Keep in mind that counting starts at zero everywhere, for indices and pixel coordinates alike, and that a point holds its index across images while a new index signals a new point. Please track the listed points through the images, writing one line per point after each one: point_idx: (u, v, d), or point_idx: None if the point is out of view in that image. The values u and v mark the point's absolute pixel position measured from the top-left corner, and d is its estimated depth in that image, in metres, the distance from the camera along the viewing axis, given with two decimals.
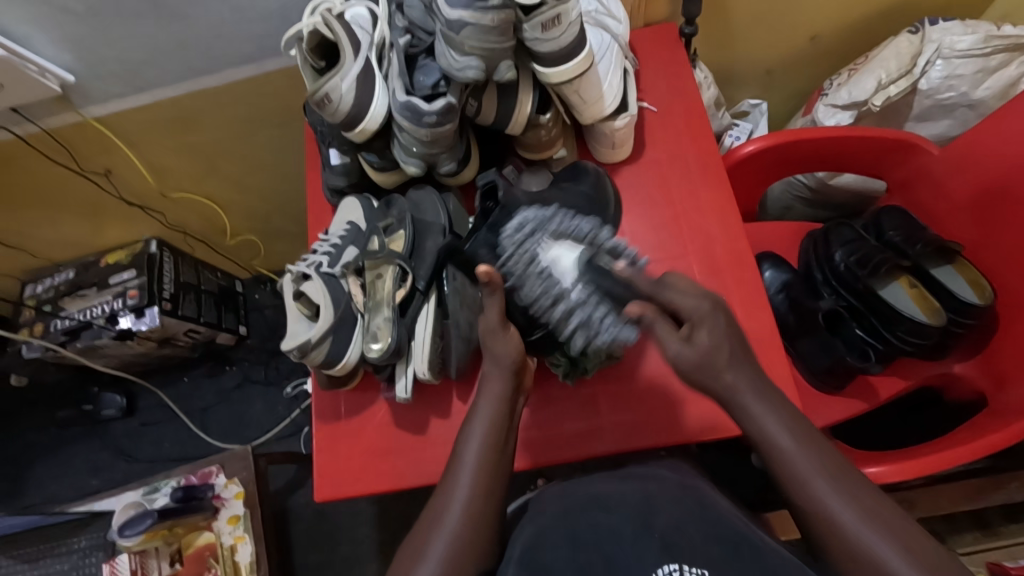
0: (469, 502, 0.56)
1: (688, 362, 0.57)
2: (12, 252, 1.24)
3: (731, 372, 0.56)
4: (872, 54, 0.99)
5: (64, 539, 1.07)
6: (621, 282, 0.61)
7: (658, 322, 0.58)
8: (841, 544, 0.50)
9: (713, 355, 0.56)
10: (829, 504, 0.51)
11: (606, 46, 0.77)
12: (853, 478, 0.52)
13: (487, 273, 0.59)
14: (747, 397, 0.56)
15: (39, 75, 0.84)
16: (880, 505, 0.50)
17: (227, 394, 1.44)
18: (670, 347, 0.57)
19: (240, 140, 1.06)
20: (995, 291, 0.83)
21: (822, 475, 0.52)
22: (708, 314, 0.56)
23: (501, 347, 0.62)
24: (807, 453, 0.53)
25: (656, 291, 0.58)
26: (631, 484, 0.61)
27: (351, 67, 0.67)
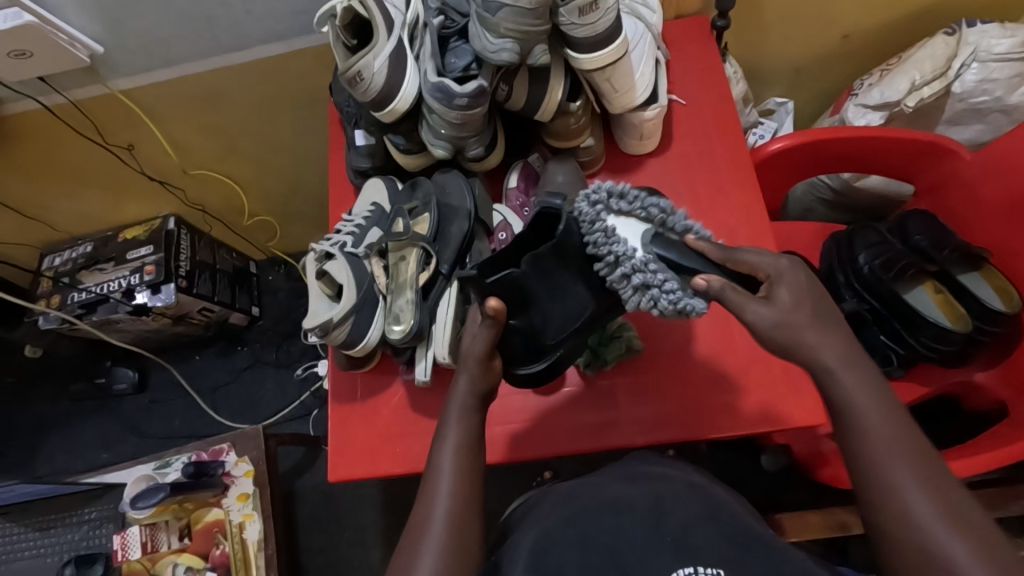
0: (452, 508, 0.52)
1: (770, 331, 0.50)
2: (32, 223, 1.24)
3: (820, 338, 0.49)
4: (907, 55, 0.98)
5: (75, 509, 1.08)
6: (696, 253, 0.57)
7: (730, 289, 0.52)
8: (914, 543, 0.44)
9: (785, 322, 0.50)
10: (906, 496, 0.45)
11: (640, 35, 0.77)
12: (936, 468, 0.46)
13: (495, 309, 0.56)
14: (829, 358, 0.49)
15: (69, 44, 0.84)
16: (961, 500, 0.45)
17: (239, 374, 1.45)
18: (750, 309, 0.51)
19: (263, 119, 1.06)
20: (1022, 300, 0.83)
21: (905, 459, 0.46)
22: (788, 271, 0.51)
23: (479, 374, 0.58)
24: (892, 428, 0.47)
25: (730, 258, 0.54)
26: (644, 484, 0.59)
27: (384, 46, 0.67)
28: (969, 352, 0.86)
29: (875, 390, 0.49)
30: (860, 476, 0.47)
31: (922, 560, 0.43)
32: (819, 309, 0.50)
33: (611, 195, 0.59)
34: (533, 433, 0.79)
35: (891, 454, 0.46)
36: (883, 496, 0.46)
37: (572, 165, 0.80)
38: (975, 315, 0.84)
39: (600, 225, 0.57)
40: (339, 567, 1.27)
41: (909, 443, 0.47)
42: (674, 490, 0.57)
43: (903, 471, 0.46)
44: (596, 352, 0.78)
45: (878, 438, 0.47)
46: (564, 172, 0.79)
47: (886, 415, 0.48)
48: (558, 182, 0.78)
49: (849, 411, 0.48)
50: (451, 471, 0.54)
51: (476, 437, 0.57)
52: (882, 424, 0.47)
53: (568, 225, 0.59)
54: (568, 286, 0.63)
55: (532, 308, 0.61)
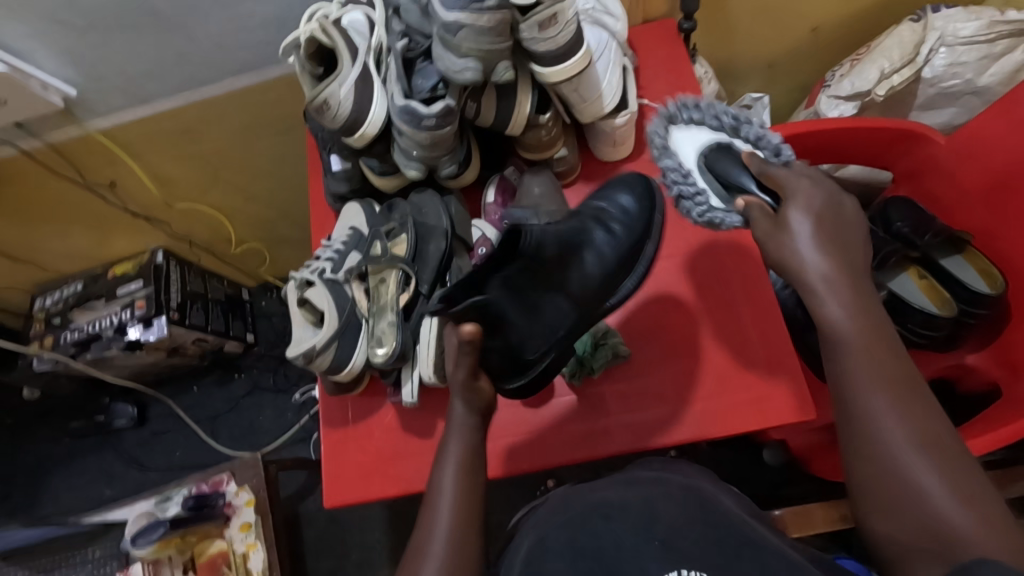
0: (452, 528, 0.52)
1: (777, 250, 0.51)
2: (21, 266, 1.25)
3: (819, 264, 0.49)
4: (875, 44, 0.98)
5: (78, 549, 1.07)
6: (747, 167, 0.59)
7: (758, 210, 0.53)
8: (889, 470, 0.45)
9: (795, 244, 0.50)
10: (884, 425, 0.46)
11: (604, 44, 0.77)
12: (915, 398, 0.46)
13: (473, 334, 0.55)
14: (823, 280, 0.49)
15: (42, 89, 0.85)
16: (937, 430, 0.45)
17: (238, 402, 1.45)
18: (787, 235, 0.50)
19: (243, 149, 1.07)
20: (1006, 281, 0.83)
21: (887, 387, 0.46)
22: (805, 195, 0.51)
23: (472, 395, 0.58)
24: (875, 354, 0.47)
25: (763, 171, 0.56)
26: (636, 488, 0.58)
27: (349, 72, 0.67)
28: (959, 334, 0.86)
29: (866, 314, 0.48)
30: (838, 396, 0.48)
31: (900, 489, 0.44)
32: (823, 233, 0.50)
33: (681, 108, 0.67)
34: (527, 446, 0.79)
35: (871, 381, 0.47)
36: (858, 420, 0.47)
37: (546, 175, 0.81)
38: (960, 298, 0.84)
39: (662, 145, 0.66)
40: None
41: (903, 392, 0.46)
42: (665, 492, 0.56)
43: (895, 415, 0.46)
44: (581, 362, 0.78)
45: (861, 366, 0.47)
46: (539, 183, 0.80)
47: (869, 342, 0.48)
48: (534, 195, 0.79)
49: (839, 335, 0.48)
50: (453, 490, 0.54)
51: (477, 454, 0.57)
52: (864, 349, 0.48)
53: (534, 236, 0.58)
54: (535, 293, 0.63)
55: (508, 330, 0.61)
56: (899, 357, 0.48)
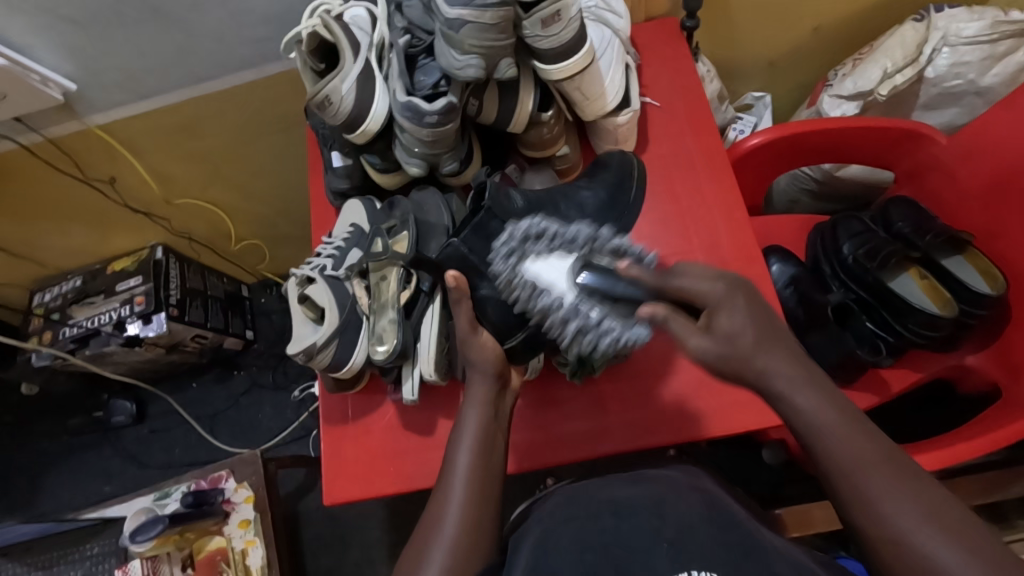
0: (462, 513, 0.55)
1: (713, 356, 0.51)
2: (19, 262, 1.24)
3: (765, 363, 0.51)
4: (878, 43, 0.98)
5: (76, 546, 1.07)
6: (634, 280, 0.56)
7: (674, 317, 0.52)
8: (901, 556, 0.46)
9: (736, 342, 0.51)
10: (887, 512, 0.47)
11: (607, 42, 0.77)
12: (907, 468, 0.48)
13: (455, 277, 0.60)
14: (784, 379, 0.51)
15: (41, 84, 0.84)
16: (938, 501, 0.46)
17: (237, 399, 1.45)
18: (692, 341, 0.52)
19: (243, 145, 1.06)
20: (1007, 280, 0.82)
21: (879, 470, 0.48)
22: (726, 297, 0.51)
23: (477, 356, 0.62)
24: (857, 437, 0.49)
25: (662, 285, 0.54)
26: (644, 487, 0.58)
27: (351, 68, 0.67)
28: (959, 336, 0.85)
29: (830, 401, 0.50)
30: (833, 486, 0.50)
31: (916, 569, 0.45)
32: (765, 332, 0.51)
33: (526, 236, 0.62)
34: (528, 445, 0.78)
35: (862, 464, 0.48)
36: (855, 509, 0.48)
37: (548, 174, 0.82)
38: (962, 299, 0.83)
39: (521, 280, 0.60)
40: None
41: (880, 452, 0.48)
42: (676, 495, 0.56)
43: (882, 482, 0.47)
44: (582, 361, 0.75)
45: (844, 448, 0.49)
46: (541, 181, 0.81)
47: (844, 420, 0.50)
48: None
49: (815, 429, 0.50)
50: (467, 472, 0.57)
51: (491, 448, 0.59)
52: (840, 434, 0.49)
53: (496, 191, 0.66)
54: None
55: (494, 276, 0.66)
56: (874, 433, 0.50)
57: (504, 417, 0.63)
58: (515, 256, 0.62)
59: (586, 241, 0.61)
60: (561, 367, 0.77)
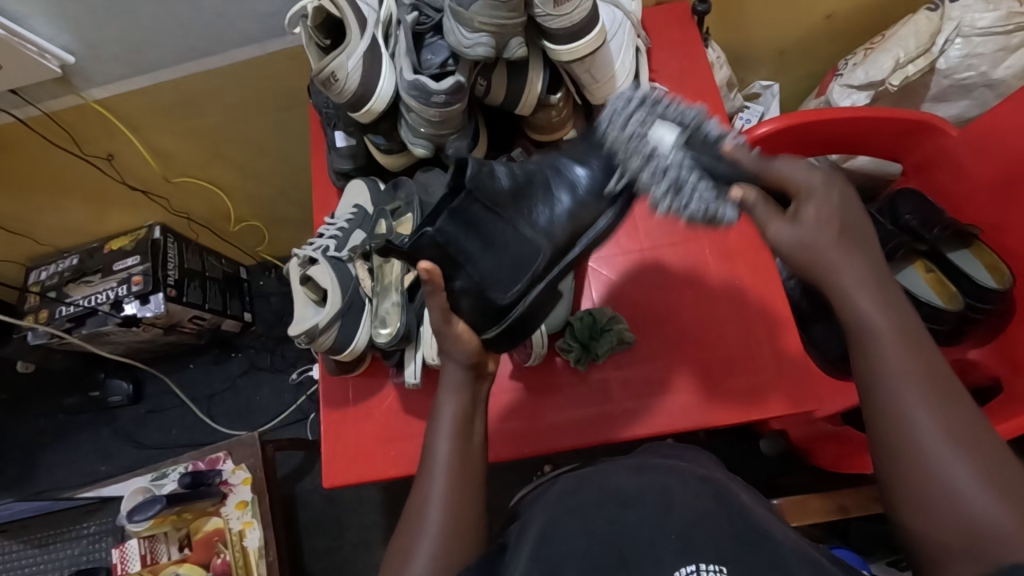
0: (447, 497, 0.55)
1: (788, 244, 0.52)
2: (15, 239, 1.23)
3: (841, 258, 0.51)
4: (890, 32, 0.96)
5: (73, 524, 1.07)
6: (732, 161, 0.55)
7: (761, 206, 0.54)
8: (922, 481, 0.45)
9: (807, 238, 0.52)
10: (923, 435, 0.45)
11: (619, 23, 0.75)
12: (952, 399, 0.46)
13: (427, 271, 0.55)
14: (851, 276, 0.50)
15: (38, 55, 0.82)
16: (983, 441, 0.44)
17: (234, 381, 1.44)
18: (773, 227, 0.53)
19: (244, 124, 1.05)
20: (1013, 275, 0.82)
21: (915, 389, 0.47)
22: (820, 188, 0.52)
23: (453, 346, 0.59)
24: (901, 357, 0.48)
25: (764, 168, 0.54)
26: (650, 477, 0.57)
27: (357, 45, 0.65)
28: (964, 330, 0.85)
29: (899, 309, 0.49)
30: (868, 399, 0.49)
31: (928, 486, 0.44)
32: (847, 226, 0.52)
33: (646, 103, 0.58)
34: (529, 430, 0.78)
35: (905, 381, 0.47)
36: (888, 425, 0.47)
37: None
38: (966, 292, 0.84)
39: (625, 134, 0.56)
40: (343, 569, 1.27)
41: (925, 375, 0.47)
42: (681, 483, 0.56)
43: (917, 396, 0.46)
44: (587, 347, 0.77)
45: (886, 363, 0.48)
46: None
47: (899, 340, 0.48)
48: None
49: (862, 338, 0.49)
50: (447, 457, 0.56)
51: (469, 431, 0.58)
52: (889, 351, 0.48)
53: (477, 170, 0.57)
54: (498, 231, 0.60)
55: (467, 266, 0.59)
56: (927, 356, 0.48)
57: (481, 402, 0.60)
58: (642, 126, 0.57)
59: (692, 123, 0.57)
60: (566, 354, 0.78)
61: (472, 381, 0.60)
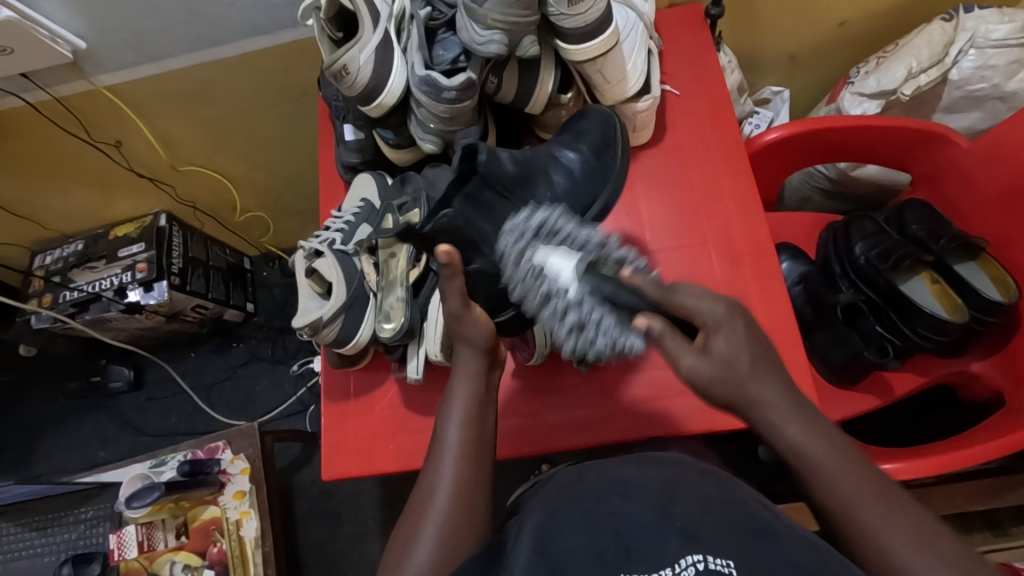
0: (457, 477, 0.55)
1: (697, 377, 0.50)
2: (21, 222, 1.23)
3: (758, 380, 0.51)
4: (903, 42, 0.96)
5: (71, 509, 1.08)
6: (636, 290, 0.53)
7: (670, 336, 0.50)
8: None
9: (708, 371, 0.50)
10: (899, 553, 0.46)
11: (632, 24, 0.75)
12: (899, 500, 0.48)
13: (447, 252, 0.55)
14: (772, 409, 0.51)
15: (50, 40, 0.82)
16: (941, 535, 0.47)
17: (235, 371, 1.45)
18: (686, 362, 0.50)
19: (253, 114, 1.05)
20: (1019, 290, 0.82)
21: (868, 505, 0.48)
22: (726, 319, 0.50)
23: (470, 331, 0.60)
24: (857, 476, 0.49)
25: (664, 298, 0.52)
26: (649, 469, 0.58)
27: (369, 39, 0.65)
28: (968, 341, 0.85)
29: (820, 434, 0.50)
30: (833, 522, 0.50)
31: None
32: (758, 356, 0.51)
33: (539, 230, 0.59)
34: (531, 428, 0.78)
35: (861, 500, 0.48)
36: (863, 547, 0.48)
37: None
38: (972, 306, 0.83)
39: (528, 263, 0.57)
40: (338, 562, 1.28)
41: (872, 486, 0.49)
42: (682, 475, 0.57)
43: (873, 509, 0.48)
44: None
45: (835, 482, 0.49)
46: None
47: (835, 457, 0.50)
48: None
49: (815, 470, 0.50)
50: (458, 438, 0.57)
51: (481, 417, 0.59)
52: (838, 471, 0.49)
53: (488, 155, 0.62)
54: (506, 214, 0.65)
55: (483, 248, 0.62)
56: (865, 468, 0.50)
57: (493, 389, 0.62)
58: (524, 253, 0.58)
59: (595, 249, 0.57)
60: (568, 355, 0.78)
61: (485, 365, 0.61)
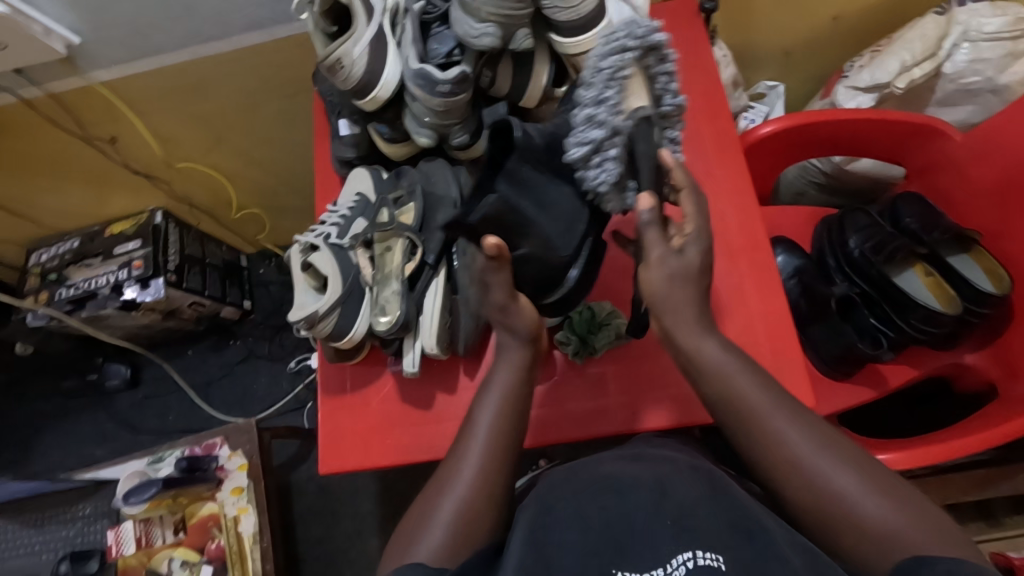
0: (482, 463, 0.56)
1: (665, 271, 0.57)
2: (16, 220, 1.23)
3: (701, 335, 0.58)
4: (897, 36, 0.96)
5: (69, 506, 1.08)
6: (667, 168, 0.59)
7: (652, 228, 0.56)
8: (854, 526, 0.49)
9: (678, 270, 0.57)
10: (822, 472, 0.51)
11: (626, 18, 0.75)
12: (833, 441, 0.53)
13: (497, 246, 0.55)
14: (714, 359, 0.58)
15: (45, 36, 0.82)
16: (871, 466, 0.51)
17: (232, 368, 1.44)
18: (657, 251, 0.57)
19: (249, 110, 1.05)
20: (1011, 280, 0.82)
21: (807, 447, 0.53)
22: (698, 234, 0.58)
23: (517, 322, 0.61)
24: (783, 417, 0.55)
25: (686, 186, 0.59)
26: (646, 466, 0.59)
27: (364, 32, 0.65)
28: (961, 333, 0.85)
29: (760, 380, 0.57)
30: (774, 469, 0.54)
31: (853, 527, 0.49)
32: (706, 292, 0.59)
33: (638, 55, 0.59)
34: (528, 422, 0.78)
35: (797, 441, 0.53)
36: (801, 487, 0.52)
37: None
38: (966, 297, 0.83)
39: (606, 90, 0.58)
40: (337, 558, 1.28)
41: (808, 431, 0.54)
42: (677, 474, 0.57)
43: (810, 452, 0.53)
44: (585, 341, 0.78)
45: (773, 428, 0.54)
46: None
47: (771, 405, 0.56)
48: None
49: (744, 415, 0.56)
50: (490, 424, 0.59)
51: (517, 408, 0.60)
52: (769, 416, 0.55)
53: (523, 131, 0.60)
54: (548, 190, 0.64)
55: (531, 232, 0.62)
56: (799, 414, 0.55)
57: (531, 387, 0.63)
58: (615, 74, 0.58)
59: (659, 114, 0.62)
60: (564, 347, 0.78)
61: (529, 357, 0.63)
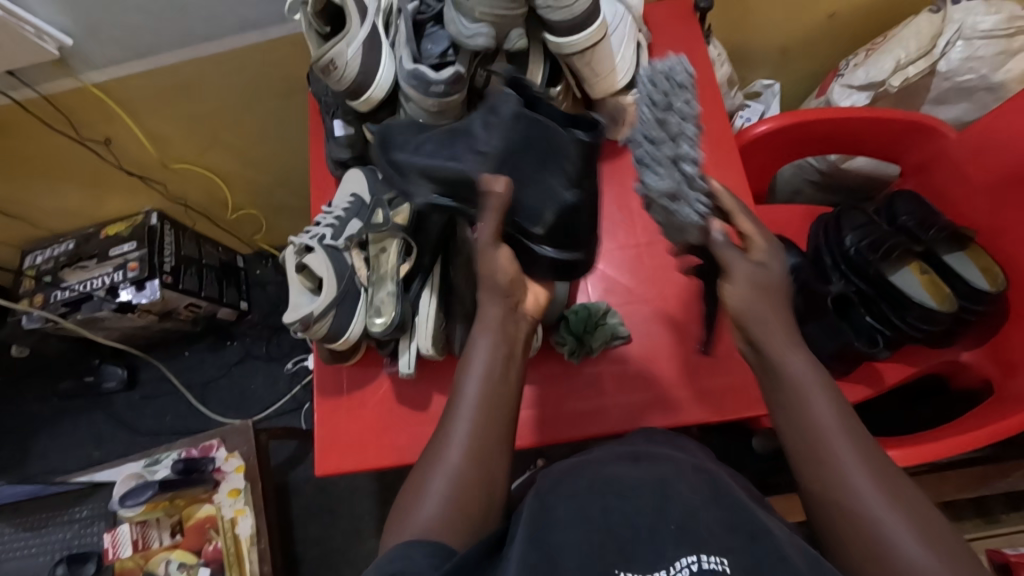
0: (470, 438, 0.53)
1: (745, 285, 0.53)
2: (11, 222, 1.22)
3: (769, 327, 0.52)
4: (891, 34, 0.98)
5: (65, 508, 1.08)
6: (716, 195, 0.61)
7: (728, 248, 0.55)
8: (877, 553, 0.44)
9: (750, 281, 0.53)
10: (858, 491, 0.46)
11: (620, 17, 0.74)
12: (879, 461, 0.47)
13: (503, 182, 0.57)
14: (774, 347, 0.52)
15: (37, 37, 0.82)
16: (914, 501, 0.45)
17: (230, 368, 1.44)
18: (740, 268, 0.53)
19: (243, 110, 1.04)
20: (1006, 277, 0.83)
21: (846, 456, 0.47)
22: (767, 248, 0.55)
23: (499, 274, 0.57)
24: (834, 413, 0.49)
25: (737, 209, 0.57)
26: (646, 467, 0.58)
27: (357, 32, 0.65)
28: (957, 331, 0.86)
29: (821, 380, 0.51)
30: (811, 471, 0.48)
31: (878, 555, 0.44)
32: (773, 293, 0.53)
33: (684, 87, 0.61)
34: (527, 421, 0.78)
35: (842, 448, 0.48)
36: (836, 496, 0.46)
37: None
38: (960, 295, 0.85)
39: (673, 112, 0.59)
40: (335, 558, 1.28)
41: (855, 442, 0.48)
42: (679, 472, 0.57)
43: (849, 463, 0.47)
44: (581, 340, 0.78)
45: (822, 424, 0.49)
46: None
47: (824, 404, 0.50)
48: None
49: (792, 400, 0.50)
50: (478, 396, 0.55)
51: (502, 374, 0.56)
52: (817, 413, 0.49)
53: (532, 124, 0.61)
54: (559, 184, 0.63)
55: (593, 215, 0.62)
56: (851, 424, 0.49)
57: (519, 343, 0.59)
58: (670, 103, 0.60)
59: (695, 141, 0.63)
60: (561, 348, 0.78)
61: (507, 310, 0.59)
